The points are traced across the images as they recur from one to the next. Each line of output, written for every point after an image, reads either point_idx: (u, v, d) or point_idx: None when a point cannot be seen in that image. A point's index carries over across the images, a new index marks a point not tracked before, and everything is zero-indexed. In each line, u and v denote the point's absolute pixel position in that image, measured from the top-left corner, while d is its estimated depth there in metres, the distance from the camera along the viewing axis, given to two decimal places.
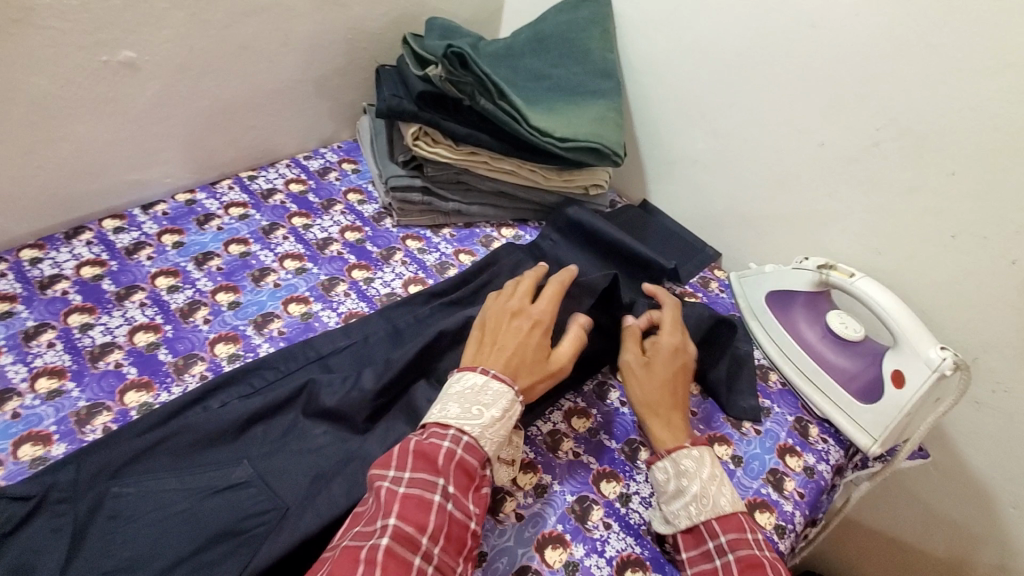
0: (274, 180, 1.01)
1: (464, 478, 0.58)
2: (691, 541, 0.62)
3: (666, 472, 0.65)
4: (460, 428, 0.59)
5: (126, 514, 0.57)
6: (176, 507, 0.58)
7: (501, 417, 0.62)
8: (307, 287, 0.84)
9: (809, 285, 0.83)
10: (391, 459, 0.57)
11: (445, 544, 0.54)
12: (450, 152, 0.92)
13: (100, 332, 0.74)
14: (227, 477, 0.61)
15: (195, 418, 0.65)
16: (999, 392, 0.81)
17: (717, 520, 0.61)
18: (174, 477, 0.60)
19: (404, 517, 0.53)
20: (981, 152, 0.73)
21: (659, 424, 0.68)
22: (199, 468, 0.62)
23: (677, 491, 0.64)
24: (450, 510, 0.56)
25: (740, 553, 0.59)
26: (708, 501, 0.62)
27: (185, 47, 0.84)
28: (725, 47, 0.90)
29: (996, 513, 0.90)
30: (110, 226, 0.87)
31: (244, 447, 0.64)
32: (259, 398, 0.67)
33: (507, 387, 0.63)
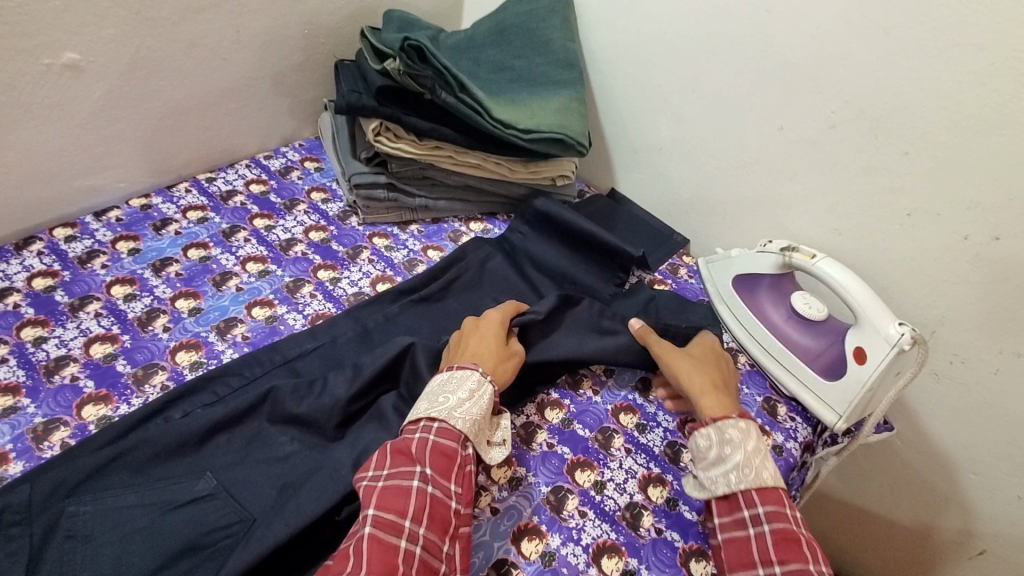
0: (233, 182, 0.98)
1: (443, 460, 0.60)
2: (726, 508, 0.64)
3: (709, 439, 0.67)
4: (428, 416, 0.62)
5: (85, 534, 0.55)
6: (137, 525, 0.56)
7: (469, 397, 0.64)
8: (271, 290, 0.83)
9: (773, 267, 0.85)
10: (371, 460, 0.60)
11: (431, 524, 0.56)
12: (414, 147, 0.90)
13: (54, 345, 0.71)
14: (189, 490, 0.60)
15: (154, 431, 0.63)
16: (955, 363, 0.84)
17: (756, 491, 0.63)
18: (134, 492, 0.59)
19: (383, 505, 0.55)
20: (933, 132, 0.74)
21: (708, 397, 0.71)
22: (160, 482, 0.60)
23: (718, 459, 0.66)
24: (431, 491, 0.58)
25: (777, 525, 0.60)
26: (750, 471, 0.64)
27: (132, 47, 0.81)
28: (685, 33, 0.90)
29: (957, 478, 0.93)
30: (61, 235, 0.84)
31: (207, 458, 0.63)
32: (220, 409, 0.65)
33: (472, 369, 0.66)
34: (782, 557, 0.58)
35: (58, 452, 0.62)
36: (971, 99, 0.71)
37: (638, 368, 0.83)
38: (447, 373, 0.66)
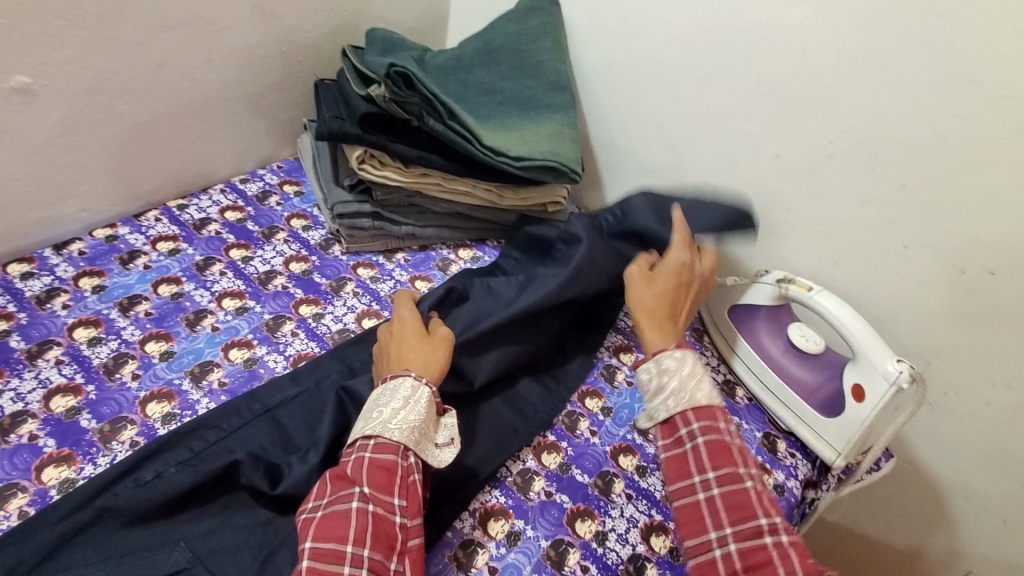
0: (207, 209, 0.93)
1: (382, 475, 0.57)
2: (666, 431, 0.67)
3: (649, 372, 0.70)
4: (363, 434, 0.59)
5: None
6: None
7: (405, 405, 0.61)
8: (250, 329, 0.78)
9: (770, 298, 0.84)
10: (312, 491, 0.58)
11: (375, 544, 0.54)
12: (400, 174, 0.86)
13: (9, 399, 0.65)
14: (161, 565, 0.56)
15: (122, 497, 0.59)
16: (950, 394, 0.84)
17: (693, 410, 0.66)
18: (99, 569, 0.55)
19: (321, 536, 0.53)
20: (930, 165, 0.74)
21: (652, 327, 0.74)
22: (129, 555, 0.56)
23: (659, 388, 0.69)
24: (372, 510, 0.55)
25: (710, 437, 0.64)
26: (686, 395, 0.67)
27: (91, 68, 0.75)
28: (678, 56, 0.88)
29: (947, 504, 0.92)
30: (17, 271, 0.78)
31: (180, 526, 0.59)
32: (189, 475, 0.60)
33: (404, 376, 0.62)
34: (715, 463, 0.63)
35: (15, 523, 0.57)
36: (970, 133, 0.70)
37: (635, 406, 0.81)
38: (381, 387, 0.63)
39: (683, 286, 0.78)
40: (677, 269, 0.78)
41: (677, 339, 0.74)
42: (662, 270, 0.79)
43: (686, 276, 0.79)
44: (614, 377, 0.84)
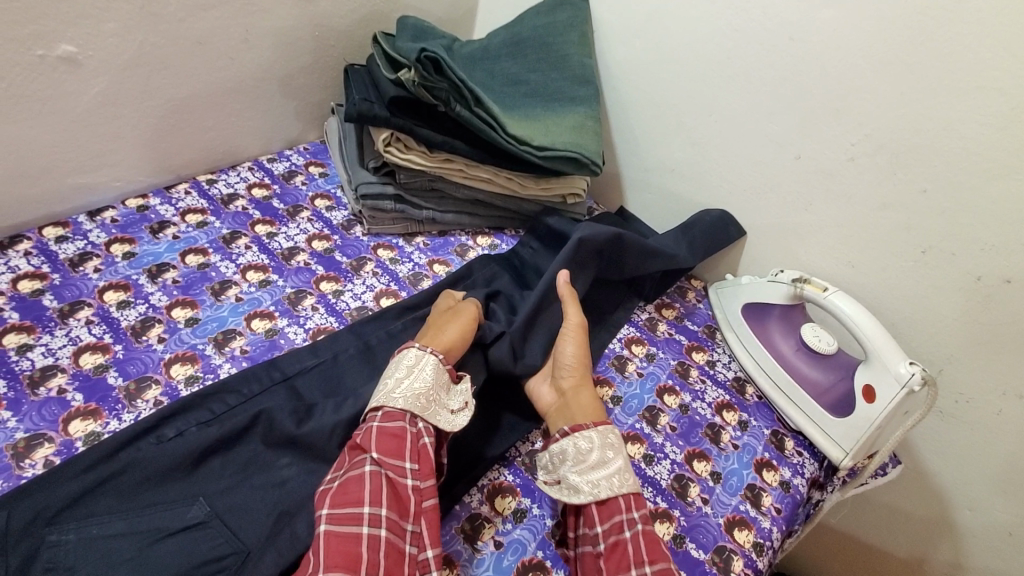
0: (235, 185, 0.95)
1: (392, 440, 0.58)
2: (605, 514, 0.60)
3: (590, 442, 0.64)
4: (369, 406, 0.61)
5: (64, 566, 0.53)
6: (123, 556, 0.54)
7: (410, 373, 0.63)
8: (272, 301, 0.80)
9: (784, 298, 0.84)
10: (329, 468, 0.59)
11: (390, 505, 0.55)
12: (424, 158, 0.88)
13: (40, 354, 0.68)
14: (181, 517, 0.58)
15: (146, 452, 0.60)
16: (961, 402, 0.83)
17: (633, 495, 0.62)
18: (121, 519, 0.57)
19: (337, 501, 0.54)
20: (951, 170, 0.74)
21: (585, 394, 0.70)
22: (149, 508, 0.58)
23: (600, 463, 0.63)
24: (386, 473, 0.56)
25: (648, 528, 0.60)
26: (630, 476, 0.63)
27: (133, 42, 0.78)
28: (703, 55, 0.89)
29: (951, 514, 0.92)
30: (52, 235, 0.81)
31: (200, 482, 0.61)
32: (217, 427, 0.64)
33: (407, 347, 0.65)
34: (652, 557, 0.58)
35: (42, 471, 0.59)
36: (995, 140, 0.70)
37: (645, 396, 0.81)
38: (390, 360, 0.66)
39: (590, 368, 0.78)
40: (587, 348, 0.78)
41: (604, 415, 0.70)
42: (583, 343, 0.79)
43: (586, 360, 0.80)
44: (625, 367, 0.84)
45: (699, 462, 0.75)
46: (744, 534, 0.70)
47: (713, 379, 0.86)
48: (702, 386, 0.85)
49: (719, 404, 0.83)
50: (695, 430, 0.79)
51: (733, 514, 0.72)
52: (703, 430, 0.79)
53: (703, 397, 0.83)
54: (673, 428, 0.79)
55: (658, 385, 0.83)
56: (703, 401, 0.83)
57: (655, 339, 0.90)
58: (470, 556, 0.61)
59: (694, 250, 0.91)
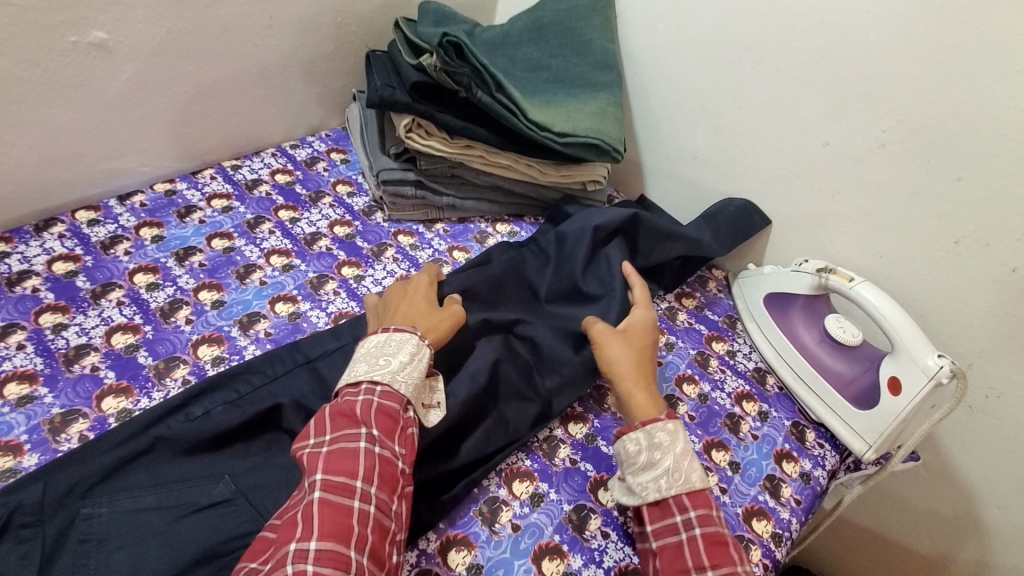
0: (258, 170, 0.97)
1: (387, 421, 0.58)
2: (658, 514, 0.60)
3: (638, 444, 0.63)
4: (370, 379, 0.60)
5: (98, 538, 0.55)
6: (153, 529, 0.56)
7: (411, 360, 0.63)
8: (295, 285, 0.81)
9: (808, 288, 0.83)
10: (311, 429, 0.58)
11: (380, 485, 0.55)
12: (444, 144, 0.88)
13: (74, 333, 0.70)
14: (207, 494, 0.60)
15: (173, 429, 0.62)
16: (992, 398, 0.81)
17: (687, 495, 0.60)
18: (151, 494, 0.59)
19: (330, 470, 0.54)
20: (990, 156, 0.71)
21: (637, 391, 0.68)
22: (176, 484, 0.60)
23: (649, 464, 0.62)
24: (379, 452, 0.56)
25: (708, 529, 0.58)
26: (680, 476, 0.61)
27: (161, 28, 0.79)
28: (729, 40, 0.87)
29: (978, 512, 0.89)
30: (84, 218, 0.83)
31: (226, 461, 0.63)
32: (239, 413, 0.64)
33: (410, 333, 0.64)
34: (714, 561, 0.57)
35: (76, 445, 0.61)
36: None
37: (664, 385, 0.81)
38: (383, 337, 0.64)
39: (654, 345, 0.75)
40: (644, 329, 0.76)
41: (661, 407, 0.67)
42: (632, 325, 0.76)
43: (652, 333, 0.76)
44: None
45: (718, 451, 0.75)
46: (762, 524, 0.70)
47: (733, 369, 0.86)
48: (722, 375, 0.84)
49: (739, 395, 0.82)
50: (714, 420, 0.78)
51: (751, 504, 0.71)
52: (722, 420, 0.79)
53: (722, 386, 0.83)
54: (693, 417, 0.78)
55: (676, 374, 0.83)
56: (723, 391, 0.82)
57: (675, 328, 0.89)
58: (489, 537, 0.62)
59: (720, 240, 0.89)
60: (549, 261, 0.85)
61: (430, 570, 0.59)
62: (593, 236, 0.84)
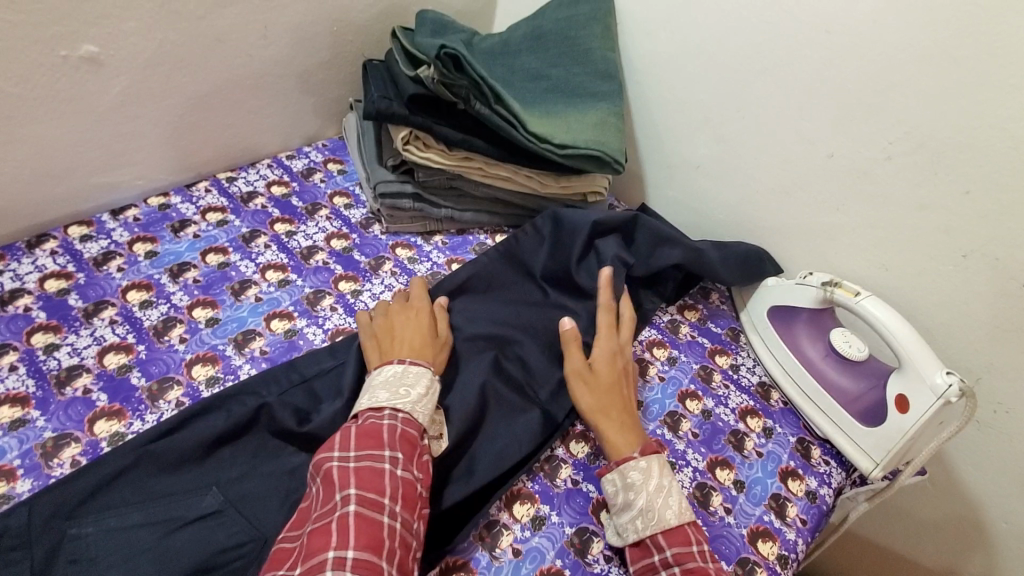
0: (254, 182, 0.95)
1: (409, 445, 0.58)
2: (638, 554, 0.61)
3: (615, 484, 0.64)
4: (393, 407, 0.60)
5: (87, 557, 0.54)
6: (144, 546, 0.55)
7: (428, 393, 0.63)
8: (291, 301, 0.80)
9: (813, 301, 0.82)
10: (336, 441, 0.56)
11: (405, 503, 0.54)
12: (443, 157, 0.86)
13: (66, 353, 0.69)
14: (196, 507, 0.59)
15: (160, 444, 0.61)
16: (1000, 412, 0.79)
17: (662, 534, 0.60)
18: (138, 510, 0.58)
19: (362, 485, 0.53)
20: (1000, 169, 0.70)
21: (611, 431, 0.67)
22: (165, 498, 0.59)
23: (625, 505, 0.62)
24: (403, 473, 0.56)
25: (687, 566, 0.58)
26: (654, 514, 0.61)
27: (153, 41, 0.78)
28: (731, 48, 0.86)
29: (986, 526, 0.88)
30: (77, 234, 0.81)
31: (212, 471, 0.62)
32: (223, 418, 0.64)
33: (424, 367, 0.64)
34: None
35: (68, 471, 0.60)
36: None
37: (667, 401, 0.79)
38: (397, 367, 0.64)
39: (623, 374, 0.73)
40: (614, 355, 0.74)
41: (636, 446, 0.66)
42: (599, 360, 0.73)
43: (621, 362, 0.74)
44: (646, 371, 0.82)
45: (722, 470, 0.74)
46: (768, 546, 0.68)
47: (736, 384, 0.84)
48: (726, 390, 0.83)
49: (743, 410, 0.81)
50: (718, 437, 0.77)
51: (757, 524, 0.70)
52: (726, 437, 0.77)
53: (726, 402, 0.81)
54: (696, 434, 0.77)
55: (679, 390, 0.81)
56: (726, 407, 0.81)
57: (677, 342, 0.87)
58: (489, 563, 0.61)
59: (727, 265, 0.87)
60: (543, 241, 0.86)
61: None
62: (593, 230, 0.84)
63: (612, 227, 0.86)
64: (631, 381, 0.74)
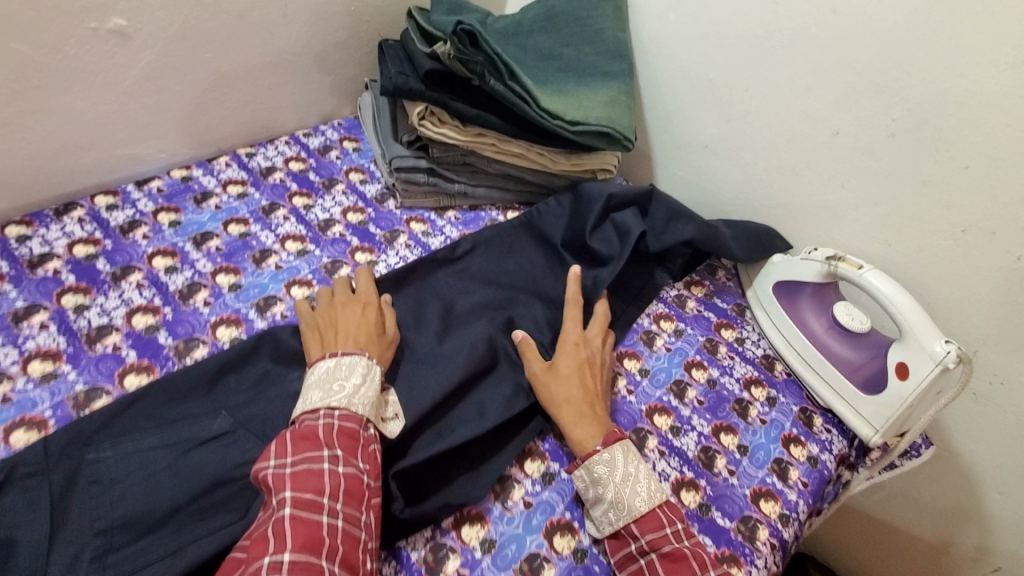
0: (273, 158, 0.98)
1: (348, 440, 0.58)
2: (616, 546, 0.61)
3: (583, 480, 0.64)
4: (326, 406, 0.59)
5: (109, 478, 0.57)
6: (160, 465, 0.58)
7: (364, 380, 0.62)
8: (310, 270, 0.82)
9: (818, 275, 0.84)
10: (271, 450, 0.56)
11: (347, 498, 0.54)
12: (457, 133, 0.89)
13: (95, 314, 0.71)
14: (209, 428, 0.62)
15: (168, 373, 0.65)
16: (995, 384, 0.82)
17: (636, 522, 0.60)
18: (153, 435, 0.61)
19: (297, 487, 0.53)
20: (997, 145, 0.72)
21: (576, 425, 0.67)
22: (178, 423, 0.62)
23: (597, 499, 0.63)
24: (343, 470, 0.55)
25: (662, 549, 0.59)
26: (624, 506, 0.61)
27: (178, 16, 0.80)
28: (739, 29, 0.88)
29: (980, 496, 0.90)
30: (103, 203, 0.84)
31: (221, 397, 0.65)
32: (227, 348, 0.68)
33: (359, 354, 0.63)
34: None
35: None
36: None
37: (673, 370, 0.82)
38: (330, 363, 0.63)
39: (587, 364, 0.73)
40: (572, 347, 0.74)
41: (602, 433, 0.66)
42: (560, 356, 0.73)
43: (582, 354, 0.73)
44: (653, 342, 0.85)
45: (726, 435, 0.76)
46: (770, 505, 0.71)
47: (741, 356, 0.87)
48: (731, 361, 0.85)
49: (747, 380, 0.83)
50: (723, 404, 0.79)
51: (760, 486, 0.72)
52: (730, 405, 0.80)
53: (731, 372, 0.84)
54: (701, 401, 0.79)
55: (685, 360, 0.84)
56: (731, 376, 0.83)
57: (684, 316, 0.90)
58: (501, 513, 0.64)
59: (738, 242, 0.89)
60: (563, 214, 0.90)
61: (444, 545, 0.61)
62: (608, 203, 0.87)
63: (629, 199, 0.89)
64: (597, 371, 0.73)
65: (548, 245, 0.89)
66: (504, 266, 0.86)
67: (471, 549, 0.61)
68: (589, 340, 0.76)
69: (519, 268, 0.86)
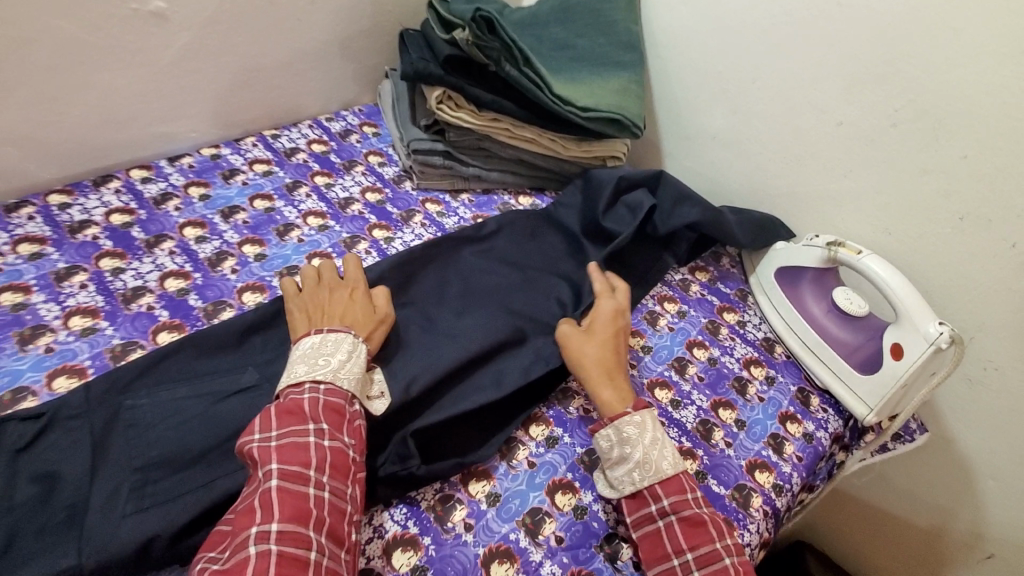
0: (296, 140, 1.02)
1: (334, 415, 0.58)
2: (635, 506, 0.63)
3: (609, 439, 0.65)
4: (312, 379, 0.59)
5: (145, 422, 0.61)
6: (192, 412, 0.63)
7: (350, 357, 0.63)
8: (330, 244, 0.87)
9: (818, 261, 0.86)
10: (256, 423, 0.56)
11: (333, 472, 0.55)
12: (473, 117, 0.92)
13: (131, 276, 0.76)
14: (235, 382, 0.66)
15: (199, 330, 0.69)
16: (990, 369, 0.84)
17: (660, 485, 0.62)
18: (184, 385, 0.65)
19: (283, 460, 0.53)
20: (994, 135, 0.74)
21: (604, 385, 0.69)
22: (207, 377, 0.67)
23: (621, 458, 0.64)
24: (330, 445, 0.56)
25: (682, 513, 0.61)
26: (651, 467, 0.63)
27: (214, 1, 0.85)
28: (747, 22, 0.91)
29: (974, 483, 0.92)
30: (138, 176, 0.89)
31: (246, 355, 0.70)
32: (253, 310, 0.72)
33: (345, 332, 0.64)
34: (692, 543, 0.59)
35: None
36: None
37: (675, 347, 0.85)
38: (316, 339, 0.63)
39: (619, 333, 0.76)
40: (609, 314, 0.77)
41: (630, 397, 0.69)
42: (595, 321, 0.76)
43: (616, 322, 0.77)
44: (656, 322, 0.88)
45: (724, 410, 0.79)
46: (765, 475, 0.74)
47: (742, 337, 0.89)
48: (732, 342, 0.88)
49: (747, 360, 0.86)
50: (722, 381, 0.82)
51: (755, 458, 0.75)
52: (729, 382, 0.83)
53: (732, 352, 0.87)
54: (701, 378, 0.82)
55: (687, 339, 0.87)
56: (731, 356, 0.86)
57: (687, 298, 0.93)
58: (506, 471, 0.67)
59: (743, 227, 0.92)
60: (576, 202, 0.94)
61: (452, 496, 0.64)
62: (619, 185, 0.91)
63: (636, 182, 0.92)
64: (626, 342, 0.76)
65: (559, 230, 0.93)
66: (524, 247, 0.89)
67: (477, 501, 0.64)
68: (622, 312, 0.79)
69: (530, 249, 0.89)
